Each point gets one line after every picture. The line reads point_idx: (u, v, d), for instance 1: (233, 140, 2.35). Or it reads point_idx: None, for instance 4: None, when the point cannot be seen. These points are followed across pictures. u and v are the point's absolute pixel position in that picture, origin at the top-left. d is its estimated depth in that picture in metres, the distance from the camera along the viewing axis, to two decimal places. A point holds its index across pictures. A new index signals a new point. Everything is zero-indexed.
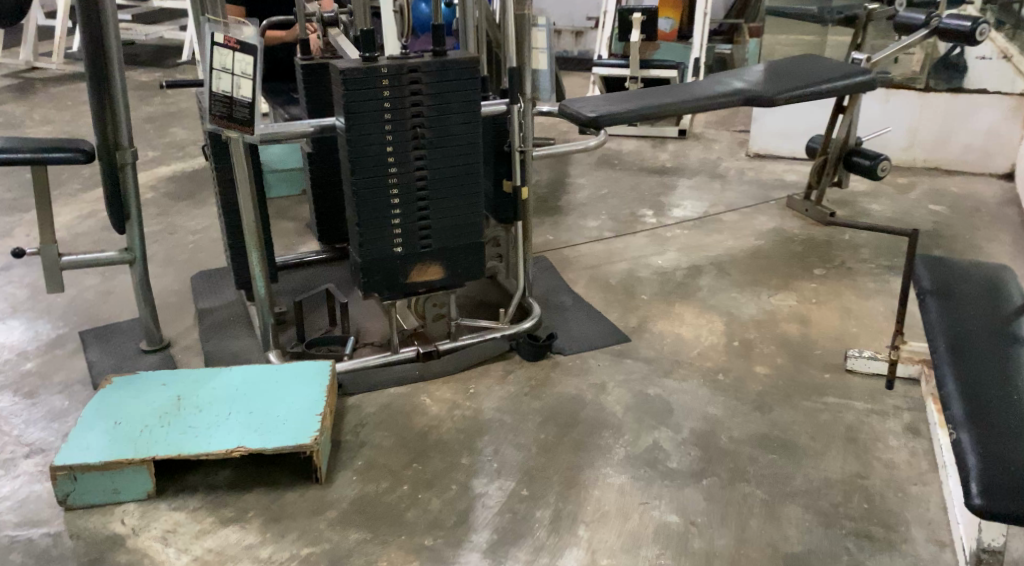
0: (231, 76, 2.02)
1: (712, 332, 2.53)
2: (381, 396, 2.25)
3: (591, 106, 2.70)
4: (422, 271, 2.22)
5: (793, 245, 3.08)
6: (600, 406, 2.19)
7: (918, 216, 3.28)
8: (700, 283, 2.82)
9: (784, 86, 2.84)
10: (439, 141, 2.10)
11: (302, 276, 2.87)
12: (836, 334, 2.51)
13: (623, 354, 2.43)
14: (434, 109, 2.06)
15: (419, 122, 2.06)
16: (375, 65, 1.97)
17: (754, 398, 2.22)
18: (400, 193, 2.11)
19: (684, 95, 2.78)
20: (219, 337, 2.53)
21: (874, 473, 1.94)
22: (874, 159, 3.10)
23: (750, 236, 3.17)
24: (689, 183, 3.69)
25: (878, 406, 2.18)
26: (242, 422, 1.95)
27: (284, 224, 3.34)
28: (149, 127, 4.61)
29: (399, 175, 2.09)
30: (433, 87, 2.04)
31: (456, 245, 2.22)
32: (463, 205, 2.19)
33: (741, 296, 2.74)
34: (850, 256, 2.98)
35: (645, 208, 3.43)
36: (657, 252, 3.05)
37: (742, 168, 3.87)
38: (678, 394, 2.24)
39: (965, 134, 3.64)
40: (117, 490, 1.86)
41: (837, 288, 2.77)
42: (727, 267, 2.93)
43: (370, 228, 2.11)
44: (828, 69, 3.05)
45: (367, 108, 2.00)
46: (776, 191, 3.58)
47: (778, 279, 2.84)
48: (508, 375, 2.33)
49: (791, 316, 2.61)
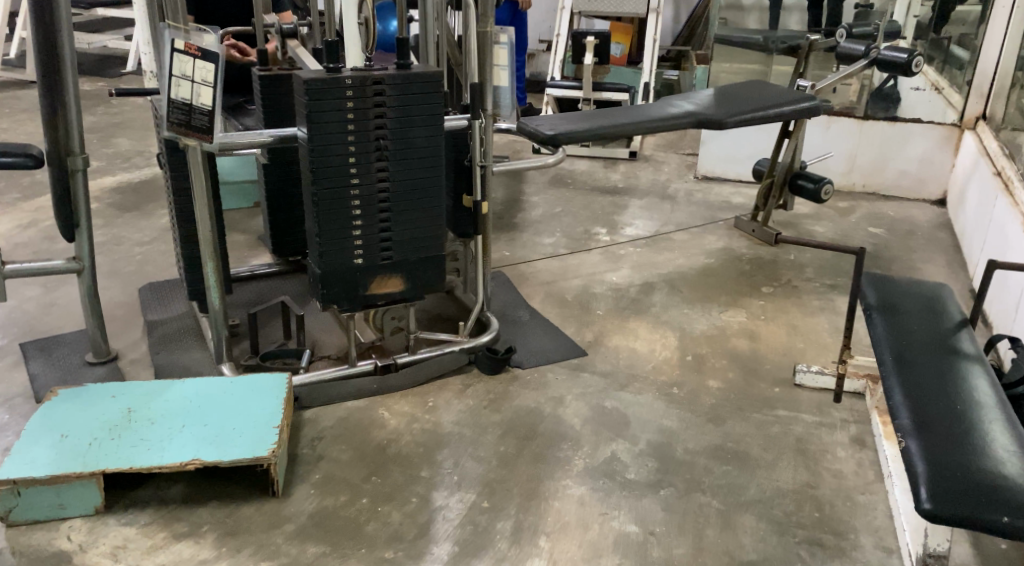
0: (190, 83, 1.99)
1: (666, 346, 2.58)
2: (339, 409, 2.23)
3: (549, 124, 2.74)
4: (382, 283, 2.21)
5: (741, 263, 3.17)
6: (558, 419, 2.21)
7: (858, 238, 3.41)
8: (653, 299, 2.88)
9: (734, 110, 2.94)
10: (403, 153, 2.10)
11: (254, 288, 2.83)
12: (784, 349, 2.59)
13: (580, 367, 2.46)
14: (398, 121, 2.07)
15: (382, 134, 2.06)
16: (340, 76, 1.97)
17: (708, 411, 2.27)
18: (361, 204, 2.10)
19: (638, 116, 2.85)
20: (170, 349, 2.47)
21: (824, 482, 2.00)
22: (817, 183, 3.19)
23: (699, 254, 3.25)
24: (640, 203, 3.77)
25: (826, 418, 2.24)
26: (197, 435, 1.91)
27: (235, 237, 3.29)
28: (92, 137, 4.50)
29: (361, 186, 2.09)
30: (398, 100, 2.05)
31: (417, 258, 2.23)
32: (424, 218, 2.20)
33: (693, 312, 2.80)
34: (796, 275, 3.08)
35: (598, 226, 3.49)
36: (611, 269, 3.10)
37: (691, 189, 3.96)
38: (634, 406, 2.28)
39: (901, 161, 3.80)
40: (62, 505, 1.80)
41: (785, 305, 2.86)
42: (679, 284, 3.00)
43: (331, 238, 2.10)
44: (774, 94, 3.16)
45: (330, 119, 2.00)
46: (723, 212, 3.68)
47: (728, 296, 2.92)
48: (466, 389, 2.33)
49: (740, 332, 2.69)
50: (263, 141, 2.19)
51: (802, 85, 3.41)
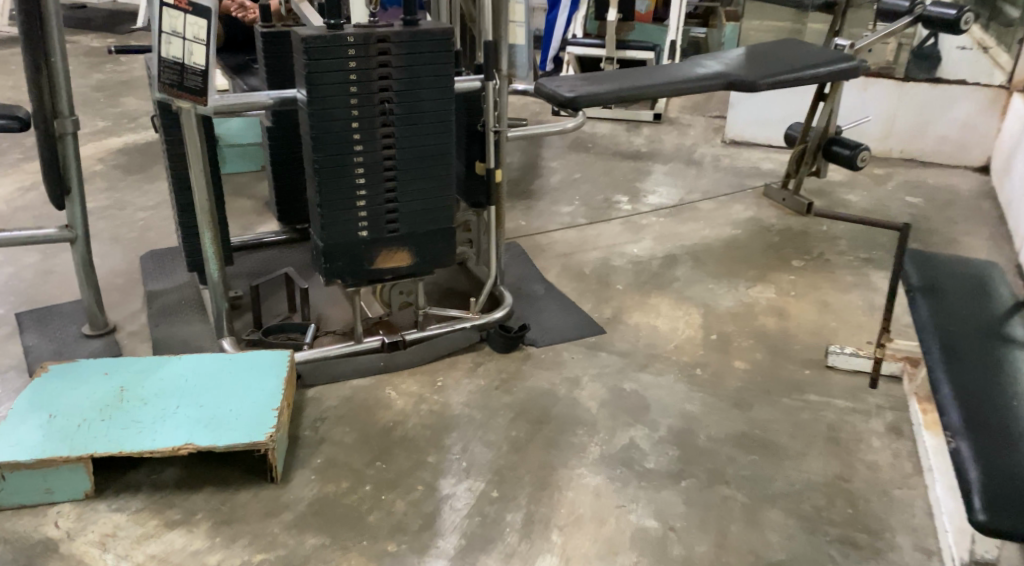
0: (182, 40, 1.85)
1: (690, 325, 2.45)
2: (343, 387, 2.12)
3: (568, 85, 2.58)
4: (388, 257, 2.09)
5: (770, 235, 3.01)
6: (573, 402, 2.10)
7: (895, 209, 3.23)
8: (676, 273, 2.74)
9: (767, 71, 2.75)
10: (409, 118, 1.96)
11: (258, 258, 2.72)
12: (814, 328, 2.45)
13: (597, 346, 2.34)
14: (404, 83, 1.92)
15: (387, 97, 1.91)
16: (341, 33, 1.82)
17: (732, 395, 2.14)
18: (365, 173, 1.97)
19: (663, 76, 2.68)
20: (169, 321, 2.37)
21: (857, 475, 1.86)
22: (853, 150, 3.04)
23: (726, 225, 3.09)
24: (664, 169, 3.60)
25: (860, 404, 2.10)
26: (191, 417, 1.81)
27: (241, 202, 3.18)
28: (99, 96, 4.38)
29: (364, 154, 1.95)
30: (404, 60, 1.90)
31: (425, 231, 2.10)
32: (433, 187, 2.07)
33: (718, 287, 2.66)
34: (828, 248, 2.92)
35: (619, 194, 3.34)
36: (632, 240, 2.96)
37: (717, 154, 3.79)
38: (654, 389, 2.16)
39: (942, 125, 3.59)
40: (50, 490, 1.71)
41: (815, 280, 2.71)
42: (703, 257, 2.85)
43: (333, 209, 1.98)
44: (812, 55, 2.97)
45: (332, 80, 1.85)
46: (751, 179, 3.51)
47: (755, 270, 2.77)
48: (477, 368, 2.22)
49: (768, 309, 2.54)
50: (263, 103, 2.04)
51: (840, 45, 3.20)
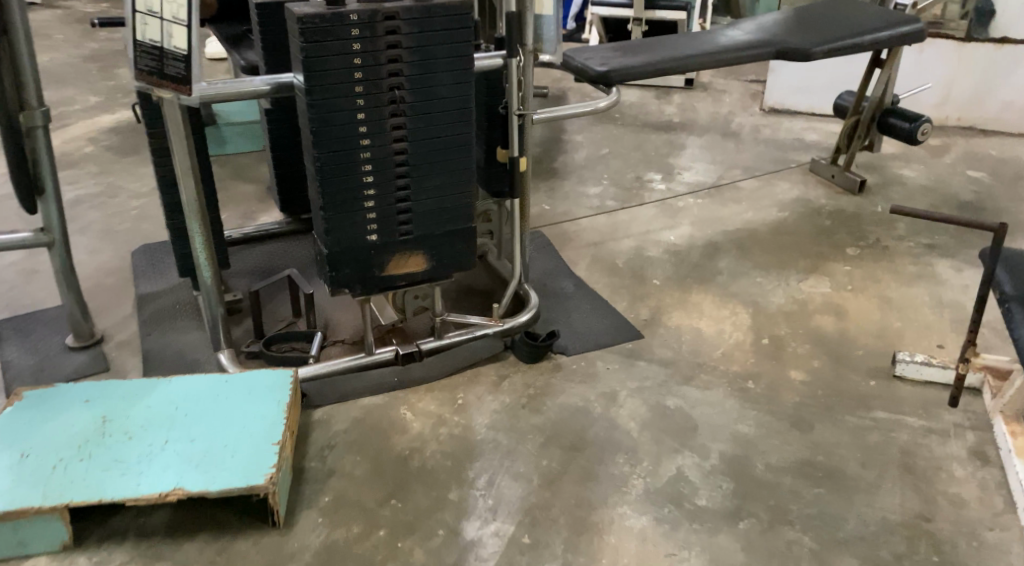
0: (159, 21, 1.59)
1: (736, 327, 2.21)
2: (353, 407, 1.90)
3: (600, 58, 2.30)
4: (401, 262, 1.87)
5: (820, 218, 2.75)
6: (610, 423, 1.87)
7: (956, 184, 2.94)
8: (719, 265, 2.50)
9: (821, 39, 2.46)
10: (424, 106, 1.71)
11: (261, 252, 2.49)
12: (877, 328, 2.19)
13: (635, 354, 2.10)
14: (418, 67, 1.66)
15: (398, 84, 1.66)
16: (343, 10, 1.56)
17: (791, 413, 1.90)
18: (373, 170, 1.73)
19: (704, 45, 2.40)
20: (162, 329, 2.15)
21: (941, 513, 1.62)
22: (914, 121, 2.75)
23: (771, 207, 2.82)
24: (699, 143, 3.32)
25: (936, 423, 1.85)
26: (181, 454, 1.59)
27: (243, 187, 2.94)
28: (92, 67, 4.12)
29: (373, 148, 1.70)
30: (417, 40, 1.64)
31: (442, 232, 1.87)
32: (451, 184, 1.83)
33: (766, 282, 2.41)
34: (886, 232, 2.65)
35: (651, 173, 3.07)
36: (668, 226, 2.71)
37: (756, 124, 3.49)
38: (702, 406, 1.92)
39: (1004, 90, 3.27)
40: (22, 542, 1.51)
41: (874, 271, 2.44)
42: (747, 246, 2.59)
43: (338, 212, 1.74)
44: (868, 17, 2.66)
45: (333, 66, 1.60)
46: (795, 152, 3.22)
47: (806, 260, 2.51)
48: (502, 382, 1.99)
49: (824, 306, 2.29)
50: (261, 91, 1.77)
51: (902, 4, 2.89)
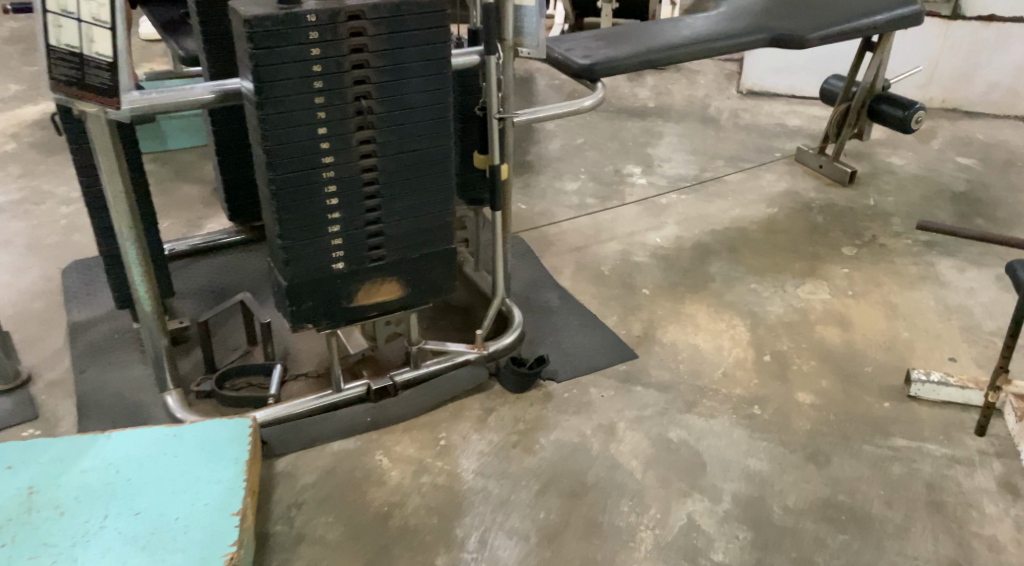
0: (77, 23, 1.34)
1: (736, 342, 2.04)
2: (322, 455, 1.68)
3: (582, 48, 2.09)
4: (372, 290, 1.65)
5: (811, 214, 2.60)
6: (610, 463, 1.69)
7: (947, 172, 2.81)
8: (711, 270, 2.33)
9: (817, 23, 2.27)
10: (396, 117, 1.49)
11: (209, 268, 2.23)
12: (884, 339, 2.05)
13: (631, 378, 1.93)
14: (388, 72, 1.44)
15: (364, 92, 1.44)
16: (299, 10, 1.33)
17: (804, 443, 1.74)
18: (338, 191, 1.50)
19: (693, 31, 2.20)
20: (99, 365, 1.89)
21: (978, 560, 1.49)
22: (907, 109, 2.60)
23: (759, 202, 2.66)
24: (678, 130, 3.14)
25: (960, 451, 1.72)
26: (123, 533, 1.36)
27: (186, 189, 2.67)
28: (11, 50, 3.75)
29: (337, 167, 1.48)
30: (386, 42, 1.42)
31: (417, 255, 1.66)
32: (427, 201, 1.61)
33: (762, 288, 2.25)
34: (881, 228, 2.51)
35: (631, 166, 2.89)
36: (653, 226, 2.54)
37: (734, 108, 3.32)
38: (708, 438, 1.75)
39: (991, 69, 3.14)
40: None
41: (874, 274, 2.30)
42: (739, 248, 2.43)
43: (298, 239, 1.51)
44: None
45: (288, 75, 1.37)
46: (778, 139, 3.07)
47: (802, 262, 2.36)
48: (487, 416, 1.79)
49: (826, 315, 2.14)
50: (203, 101, 1.48)
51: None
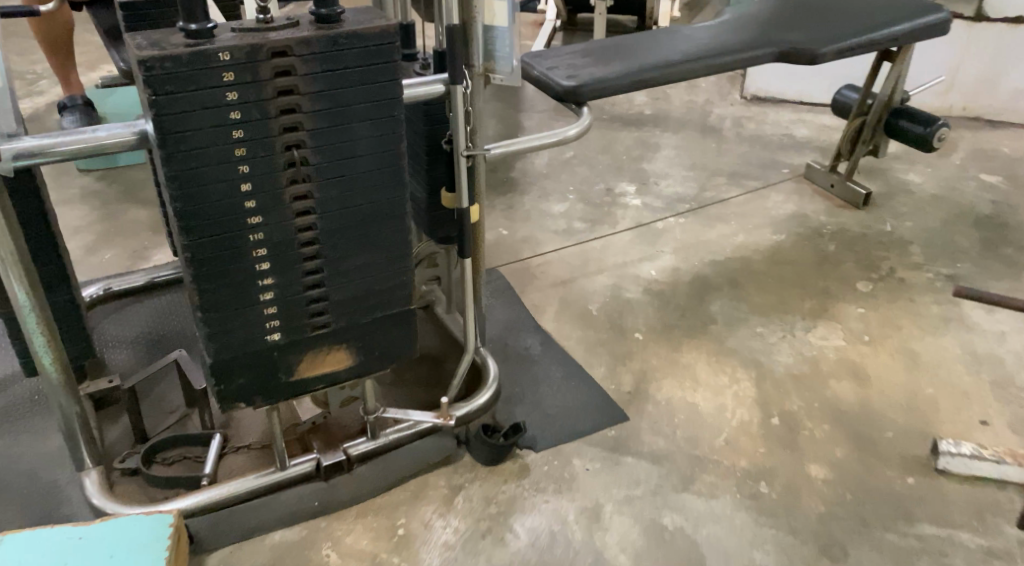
0: None
1: (740, 399, 1.81)
2: (261, 550, 1.46)
3: (566, 66, 1.85)
4: (316, 361, 1.41)
5: (822, 241, 2.36)
6: (594, 558, 1.46)
7: (970, 192, 2.57)
8: (711, 309, 2.09)
9: (831, 36, 2.02)
10: (337, 167, 1.25)
11: (150, 311, 1.99)
12: (907, 395, 1.82)
13: (619, 445, 1.69)
14: (325, 116, 1.20)
15: (296, 140, 1.20)
16: (210, 46, 1.09)
17: (817, 532, 1.52)
18: (269, 254, 1.27)
19: (692, 44, 1.95)
20: (14, 434, 1.65)
21: None
22: (929, 125, 2.35)
23: (764, 227, 2.42)
24: (675, 142, 2.90)
25: (996, 543, 1.50)
26: None
27: (135, 212, 2.43)
28: None
29: (266, 227, 1.24)
30: (320, 81, 1.18)
31: (369, 320, 1.42)
32: (379, 260, 1.37)
33: (768, 332, 2.01)
34: (900, 258, 2.28)
35: (624, 183, 2.65)
36: (647, 255, 2.30)
37: (737, 116, 3.07)
38: (707, 525, 1.53)
39: (1016, 76, 2.89)
40: None
41: (892, 314, 2.07)
42: (742, 283, 2.19)
43: (223, 310, 1.27)
44: (880, 5, 2.23)
45: (200, 123, 1.13)
46: (785, 152, 2.82)
47: (812, 299, 2.13)
48: (454, 496, 1.57)
49: (840, 365, 1.91)
50: (128, 141, 1.22)
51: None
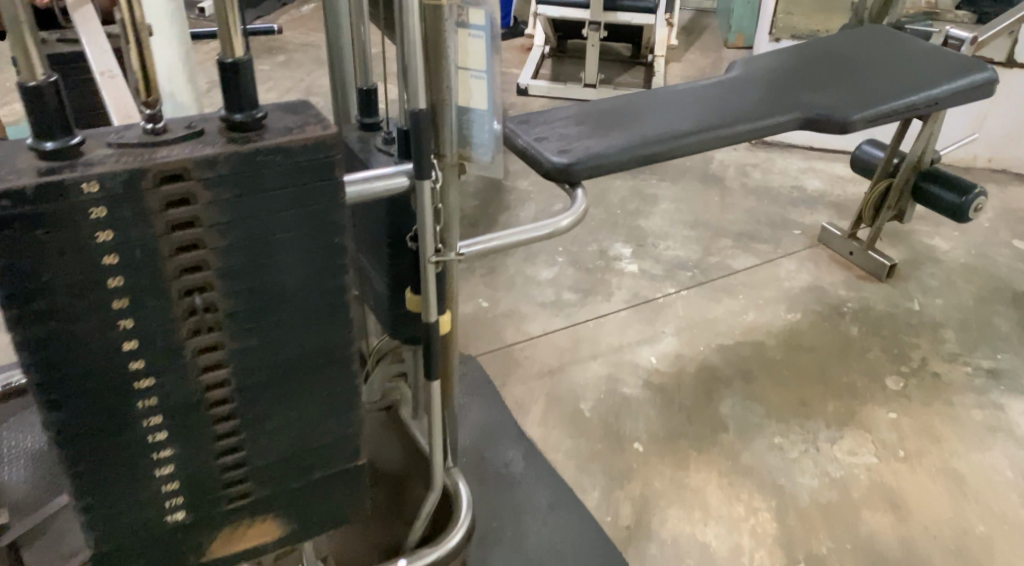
0: None
1: (760, 539, 1.52)
2: None
3: (558, 137, 1.56)
4: (235, 536, 1.10)
5: (843, 321, 2.08)
6: None
7: (1004, 261, 2.31)
8: (722, 411, 1.80)
9: (861, 101, 1.74)
10: (257, 310, 0.95)
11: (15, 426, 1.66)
12: (956, 534, 1.54)
13: None
14: (239, 250, 0.91)
15: (201, 283, 0.90)
16: (71, 173, 0.79)
17: None
18: (168, 420, 0.96)
19: (703, 109, 1.67)
20: None
21: None
22: (964, 194, 2.07)
23: (778, 302, 2.14)
24: (675, 193, 2.61)
25: None
26: None
27: None
28: None
29: (162, 389, 0.94)
30: (233, 208, 0.88)
31: (303, 483, 1.12)
32: (316, 413, 1.07)
33: (789, 443, 1.73)
34: (933, 345, 2.00)
35: (618, 243, 2.36)
36: (646, 336, 2.01)
37: (742, 162, 2.80)
38: None
39: None
40: None
41: (930, 420, 1.79)
42: (755, 376, 1.90)
43: (106, 493, 0.97)
44: (915, 60, 1.95)
45: (62, 273, 0.82)
46: (796, 208, 2.54)
47: (837, 399, 1.84)
48: None
49: (874, 491, 1.62)
50: None
51: (955, 37, 2.16)
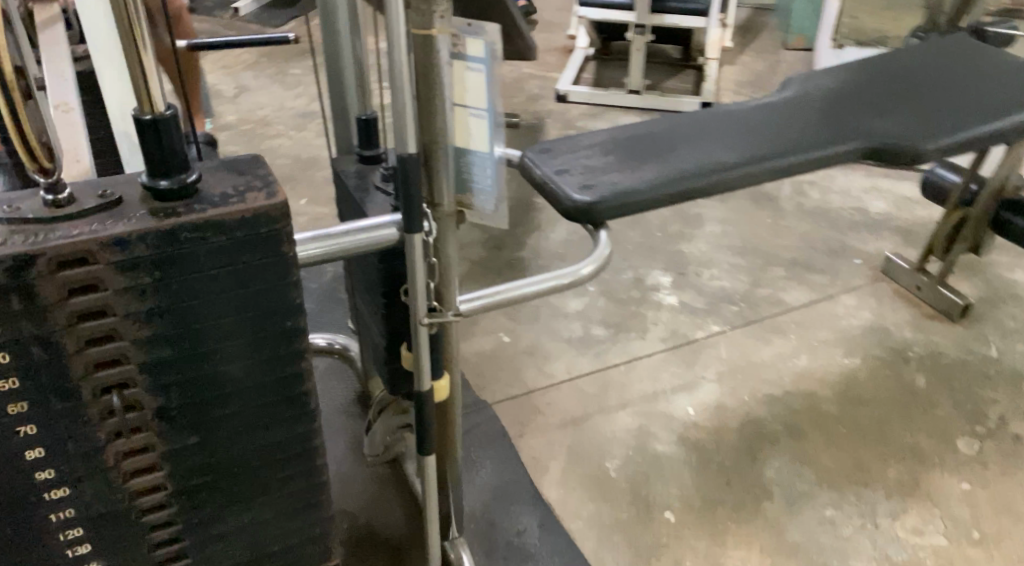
0: None
1: None
2: None
3: (582, 168, 1.38)
4: None
5: (907, 369, 1.85)
6: None
7: None
8: (766, 475, 1.60)
9: (936, 127, 1.51)
10: (194, 407, 0.80)
11: None
12: None
13: None
14: (167, 342, 0.75)
15: (121, 381, 0.75)
16: None
17: None
18: (91, 532, 0.82)
19: (751, 136, 1.47)
20: None
21: None
22: None
23: (833, 345, 1.91)
24: (722, 214, 2.39)
25: None
26: None
27: None
28: None
29: (80, 498, 0.80)
30: (154, 294, 0.73)
31: None
32: (275, 516, 0.92)
33: (842, 516, 1.52)
34: (1012, 401, 1.76)
35: (657, 271, 2.16)
36: (684, 382, 1.81)
37: (797, 179, 2.56)
38: None
39: None
40: None
41: (1009, 494, 1.56)
42: (806, 433, 1.69)
43: None
44: (1001, 77, 1.71)
45: None
46: (857, 233, 2.30)
47: (899, 464, 1.62)
48: None
49: None
50: None
51: None
